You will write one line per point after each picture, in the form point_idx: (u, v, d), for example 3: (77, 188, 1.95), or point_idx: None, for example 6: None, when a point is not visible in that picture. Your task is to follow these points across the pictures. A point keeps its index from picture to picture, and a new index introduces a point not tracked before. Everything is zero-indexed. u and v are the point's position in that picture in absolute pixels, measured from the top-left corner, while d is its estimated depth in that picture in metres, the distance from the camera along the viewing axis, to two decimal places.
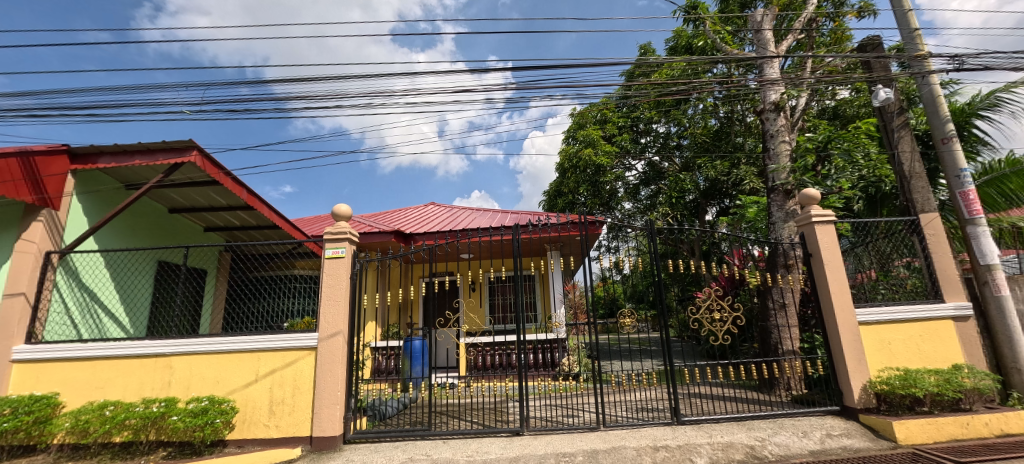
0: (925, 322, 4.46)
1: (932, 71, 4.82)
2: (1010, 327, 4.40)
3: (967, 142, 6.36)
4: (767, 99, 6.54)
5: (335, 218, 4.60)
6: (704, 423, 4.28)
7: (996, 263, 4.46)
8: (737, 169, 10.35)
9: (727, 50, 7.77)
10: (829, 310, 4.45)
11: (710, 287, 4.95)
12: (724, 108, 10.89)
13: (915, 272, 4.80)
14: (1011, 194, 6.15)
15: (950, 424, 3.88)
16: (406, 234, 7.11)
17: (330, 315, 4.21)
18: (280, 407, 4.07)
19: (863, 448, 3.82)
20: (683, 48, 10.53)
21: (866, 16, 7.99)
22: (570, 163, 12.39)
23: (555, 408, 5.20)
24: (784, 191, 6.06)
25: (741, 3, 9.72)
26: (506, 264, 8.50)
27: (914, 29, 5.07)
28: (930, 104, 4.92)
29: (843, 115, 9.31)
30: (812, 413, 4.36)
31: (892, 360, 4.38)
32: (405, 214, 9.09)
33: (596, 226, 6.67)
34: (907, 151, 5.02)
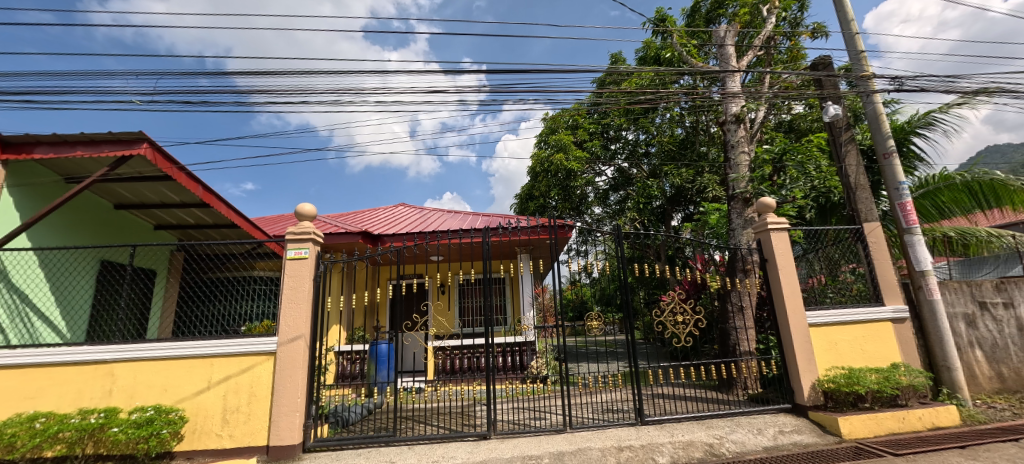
0: (868, 324, 4.78)
1: (875, 90, 5.20)
2: (942, 329, 4.77)
3: (906, 158, 6.89)
4: (728, 111, 6.86)
5: (299, 218, 4.43)
6: (666, 423, 4.39)
7: (929, 269, 4.84)
8: (701, 176, 10.78)
9: (692, 63, 8.09)
10: (782, 313, 4.68)
11: (674, 291, 5.11)
12: (690, 118, 11.32)
13: (860, 277, 5.09)
14: (944, 206, 6.77)
15: (889, 419, 4.16)
16: (373, 234, 6.95)
17: (291, 318, 4.05)
18: (235, 415, 3.88)
19: (812, 443, 4.05)
20: (652, 59, 10.88)
21: (818, 37, 8.52)
22: (542, 167, 12.50)
23: (522, 411, 5.21)
24: (744, 199, 6.34)
25: (707, 18, 10.15)
26: (476, 267, 8.48)
27: (860, 51, 5.44)
28: (874, 121, 5.28)
29: (797, 128, 9.88)
30: (766, 411, 4.57)
31: (839, 360, 4.66)
32: (373, 214, 8.90)
33: (566, 230, 6.77)
34: (853, 165, 5.38)
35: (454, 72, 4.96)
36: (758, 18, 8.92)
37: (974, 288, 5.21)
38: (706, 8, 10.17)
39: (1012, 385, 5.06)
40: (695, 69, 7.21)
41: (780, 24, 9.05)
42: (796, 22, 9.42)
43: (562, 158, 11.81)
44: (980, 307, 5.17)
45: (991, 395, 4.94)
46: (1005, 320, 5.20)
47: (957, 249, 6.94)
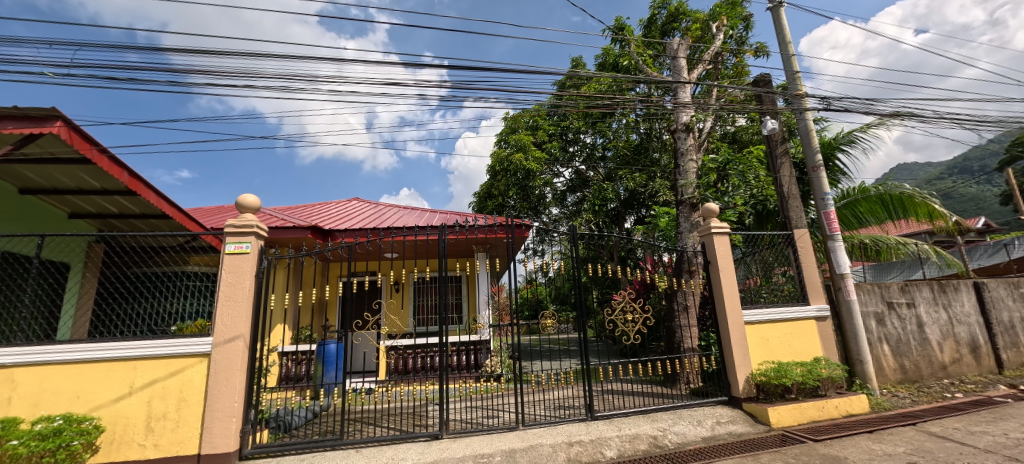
0: (795, 322, 5.21)
1: (807, 109, 5.68)
2: (856, 327, 5.27)
3: (831, 171, 7.57)
4: (679, 120, 7.20)
5: (239, 209, 4.15)
6: (614, 418, 4.54)
7: (847, 272, 5.35)
8: (653, 181, 11.25)
9: (647, 72, 8.43)
10: (722, 311, 4.99)
11: (626, 290, 5.31)
12: (645, 125, 11.78)
13: (790, 279, 5.52)
14: (862, 216, 7.47)
15: (811, 408, 4.56)
16: (323, 229, 6.66)
17: (229, 317, 3.79)
18: (161, 423, 3.58)
19: (744, 432, 4.36)
20: (611, 66, 11.23)
21: (760, 56, 9.16)
22: (501, 166, 12.51)
23: (475, 410, 5.19)
24: (691, 204, 6.69)
25: (662, 31, 10.61)
26: (432, 264, 8.36)
27: (795, 71, 5.90)
28: (805, 137, 5.74)
29: (740, 140, 10.57)
30: (706, 404, 4.84)
31: (770, 355, 5.04)
32: (324, 208, 8.53)
33: (523, 229, 6.83)
34: (786, 176, 5.83)
35: (415, 66, 4.83)
36: (708, 34, 9.45)
37: (883, 289, 5.81)
38: (662, 20, 10.61)
39: (912, 376, 5.69)
40: (650, 78, 7.50)
41: (727, 41, 9.64)
42: (742, 41, 10.07)
43: (521, 157, 11.88)
44: (888, 307, 5.78)
45: (894, 384, 5.55)
46: (908, 318, 5.84)
47: (871, 256, 7.71)
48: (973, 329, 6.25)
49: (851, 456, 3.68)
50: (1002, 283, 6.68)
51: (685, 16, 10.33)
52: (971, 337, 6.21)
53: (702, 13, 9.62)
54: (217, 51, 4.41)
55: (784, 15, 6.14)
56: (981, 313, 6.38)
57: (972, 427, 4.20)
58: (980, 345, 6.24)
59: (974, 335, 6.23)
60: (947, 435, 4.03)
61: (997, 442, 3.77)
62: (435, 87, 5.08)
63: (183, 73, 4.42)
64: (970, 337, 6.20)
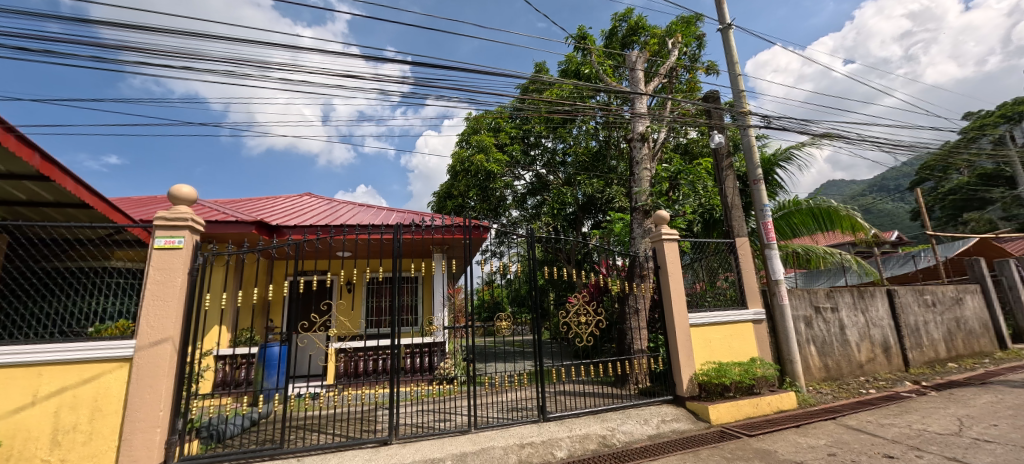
0: (734, 324, 5.54)
1: (750, 125, 6.09)
2: (788, 329, 5.68)
3: (770, 184, 8.14)
4: (635, 129, 7.45)
5: (171, 200, 3.82)
6: (566, 419, 4.61)
7: (781, 278, 5.77)
8: (610, 188, 11.57)
9: (607, 81, 8.67)
10: (669, 315, 5.21)
11: (581, 294, 5.43)
12: (604, 133, 12.11)
13: (731, 284, 5.86)
14: (795, 227, 8.02)
15: (747, 405, 4.87)
16: (270, 225, 6.30)
17: (156, 318, 3.48)
18: (71, 435, 3.23)
19: (687, 429, 4.59)
20: (573, 73, 11.47)
21: (711, 74, 9.71)
22: (461, 167, 12.38)
23: (427, 413, 5.07)
24: (644, 211, 6.94)
25: (622, 43, 10.99)
26: (386, 264, 8.14)
27: (741, 90, 6.30)
28: (747, 152, 6.14)
29: (691, 151, 11.13)
30: (652, 403, 5.02)
31: (712, 355, 5.31)
32: (271, 203, 8.07)
33: (481, 231, 6.78)
34: (730, 187, 6.21)
35: (375, 60, 4.66)
36: (665, 49, 9.87)
37: (812, 295, 6.31)
38: (622, 33, 10.96)
39: (834, 374, 6.22)
40: (609, 87, 7.72)
41: (681, 58, 10.13)
42: (694, 58, 10.62)
43: (482, 159, 11.82)
44: (815, 310, 6.28)
45: (819, 381, 6.04)
46: (832, 321, 6.39)
47: (803, 263, 8.34)
48: (885, 332, 6.92)
49: (780, 449, 3.96)
50: (910, 290, 7.47)
51: (644, 31, 10.75)
52: (884, 338, 6.88)
53: (659, 29, 10.06)
54: (154, 27, 4.02)
55: (732, 36, 6.54)
56: (893, 317, 7.08)
57: (882, 420, 4.64)
58: (892, 346, 6.93)
59: (886, 336, 6.91)
60: (861, 427, 4.44)
61: (903, 433, 4.19)
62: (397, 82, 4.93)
63: (111, 49, 3.98)
64: (883, 338, 6.87)
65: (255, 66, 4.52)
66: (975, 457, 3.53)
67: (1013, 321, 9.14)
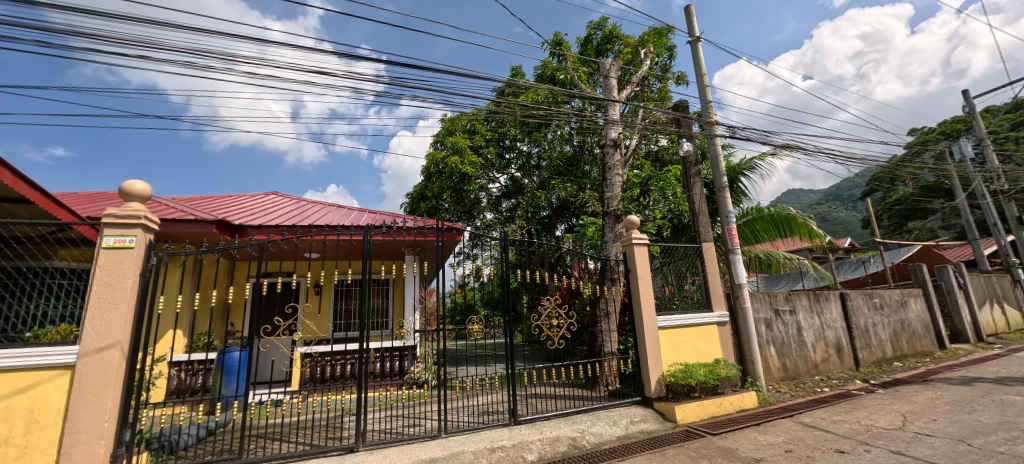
0: (700, 327, 5.72)
1: (717, 135, 6.34)
2: (750, 332, 5.91)
3: (735, 192, 8.46)
4: (608, 135, 7.60)
5: (123, 197, 3.60)
6: (536, 422, 4.62)
7: (744, 282, 6.00)
8: (583, 192, 11.73)
9: (581, 87, 8.81)
10: (639, 317, 5.32)
11: (553, 297, 5.48)
12: (578, 138, 12.28)
13: (698, 288, 6.04)
14: (757, 233, 8.39)
15: (711, 405, 5.03)
16: (232, 224, 6.03)
17: (103, 322, 3.26)
18: (3, 449, 2.98)
19: (654, 430, 4.69)
20: (548, 79, 11.59)
21: (681, 84, 10.02)
22: (436, 168, 12.27)
23: (396, 419, 4.95)
24: (615, 216, 7.08)
25: (597, 51, 11.19)
26: (355, 266, 7.96)
27: (709, 100, 6.53)
28: (714, 161, 6.37)
29: (662, 159, 11.45)
30: (622, 405, 5.11)
31: (679, 357, 5.45)
32: (234, 201, 7.74)
33: (454, 233, 6.73)
34: (698, 194, 6.41)
35: (349, 57, 4.52)
36: (637, 58, 10.12)
37: (773, 299, 6.59)
38: (597, 41, 11.17)
39: (792, 373, 6.51)
40: (584, 93, 7.85)
41: (653, 67, 10.41)
42: (665, 68, 10.94)
43: (457, 160, 11.73)
44: (775, 313, 6.56)
45: (778, 381, 6.30)
46: (790, 323, 6.69)
47: (765, 268, 8.69)
48: (839, 333, 7.31)
49: (741, 447, 4.10)
50: (860, 294, 7.92)
51: (618, 40, 11.00)
52: (837, 340, 7.26)
53: (633, 39, 10.32)
54: (107, 12, 3.76)
55: (701, 49, 6.78)
56: (845, 319, 7.49)
57: (835, 417, 4.89)
58: (844, 346, 7.32)
59: (839, 338, 7.29)
60: (816, 424, 4.66)
61: (853, 429, 4.43)
62: (370, 81, 4.78)
63: (57, 34, 3.70)
64: (836, 339, 7.25)
65: (218, 58, 4.25)
66: (917, 450, 3.76)
67: (951, 323, 9.84)
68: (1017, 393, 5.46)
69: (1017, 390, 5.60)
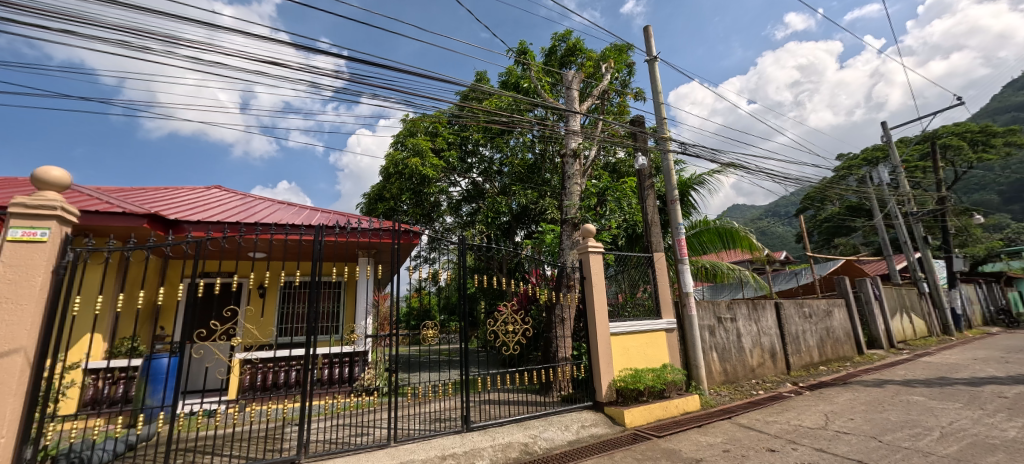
0: (649, 333, 5.94)
1: (670, 150, 6.67)
2: (695, 338, 6.22)
3: (686, 205, 8.91)
4: (568, 145, 7.75)
5: (35, 184, 3.22)
6: (489, 428, 4.59)
7: (691, 291, 6.32)
8: (543, 199, 11.90)
9: (545, 97, 8.97)
10: (592, 324, 5.44)
11: (510, 303, 5.49)
12: (540, 146, 12.44)
13: (649, 295, 6.28)
14: (704, 244, 8.85)
15: (658, 408, 5.24)
16: (166, 219, 5.56)
17: (4, 324, 2.90)
18: None
19: (604, 433, 4.80)
20: (513, 86, 11.70)
21: (639, 100, 10.46)
22: (395, 169, 11.99)
23: (342, 427, 4.74)
24: (573, 224, 7.21)
25: (561, 62, 11.45)
26: (304, 267, 7.60)
27: (664, 116, 6.86)
28: (667, 175, 6.67)
29: (619, 170, 11.86)
30: (574, 409, 5.19)
31: (629, 362, 5.62)
32: (170, 194, 7.16)
33: (411, 237, 6.60)
34: (651, 205, 6.69)
35: (306, 50, 4.35)
36: (599, 72, 10.46)
37: (716, 307, 6.98)
38: (561, 52, 11.42)
39: (731, 377, 6.90)
40: (546, 103, 7.99)
41: (613, 82, 10.80)
42: (625, 83, 11.37)
43: (417, 162, 11.52)
44: (718, 320, 6.94)
45: (718, 384, 6.66)
46: (731, 330, 7.10)
47: (710, 278, 9.18)
48: (773, 340, 7.85)
49: (683, 448, 4.29)
50: (793, 304, 8.56)
51: (581, 53, 11.32)
52: (772, 346, 7.79)
53: (595, 53, 10.66)
54: None
55: (657, 68, 7.12)
56: (779, 327, 8.06)
57: (768, 417, 5.24)
58: (778, 352, 7.87)
59: (774, 344, 7.84)
60: (751, 425, 4.96)
61: (783, 429, 4.76)
62: (329, 76, 4.66)
63: None
64: (771, 345, 7.77)
65: (159, 40, 3.97)
66: (837, 448, 4.10)
67: (868, 331, 10.86)
68: (920, 393, 6.12)
69: (919, 391, 6.27)
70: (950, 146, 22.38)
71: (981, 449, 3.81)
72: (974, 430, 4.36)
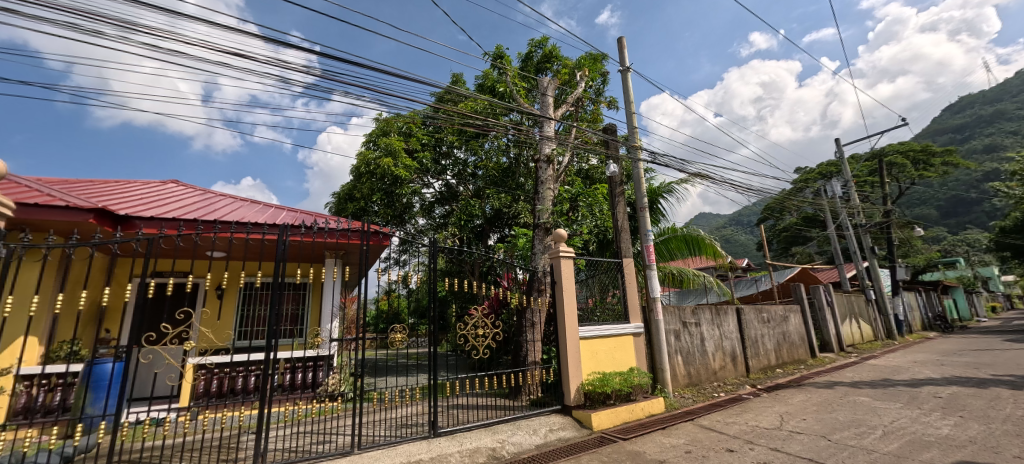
0: (617, 337, 6.03)
1: (640, 158, 6.85)
2: (660, 342, 6.38)
3: (655, 212, 9.15)
4: (542, 151, 7.82)
5: None
6: (456, 433, 4.54)
7: (658, 296, 6.49)
8: (517, 203, 11.94)
9: (520, 102, 9.02)
10: (562, 328, 5.48)
11: (480, 307, 5.46)
12: (514, 150, 12.49)
13: (618, 300, 6.40)
14: (671, 251, 9.10)
15: (624, 411, 5.33)
16: (115, 215, 5.22)
17: None
18: None
19: (571, 437, 4.84)
20: (489, 89, 11.72)
21: (612, 109, 10.70)
22: (366, 169, 11.75)
23: (304, 435, 4.57)
24: (545, 228, 7.27)
25: (536, 68, 11.56)
26: (266, 268, 7.29)
27: (635, 125, 7.04)
28: (637, 182, 6.84)
29: (592, 177, 12.08)
30: (542, 413, 5.21)
31: (597, 366, 5.69)
32: (120, 188, 6.72)
33: (381, 238, 6.46)
34: (621, 211, 6.83)
35: (276, 43, 4.20)
36: (573, 80, 10.64)
37: (681, 312, 7.19)
38: (537, 59, 11.54)
39: (695, 380, 7.11)
40: (521, 108, 8.04)
41: (588, 90, 11.01)
42: (599, 92, 11.60)
43: (389, 163, 11.33)
44: (683, 325, 7.15)
45: (683, 387, 6.85)
46: (695, 334, 7.33)
47: (677, 283, 9.44)
48: (734, 344, 8.16)
49: (648, 450, 4.38)
50: (753, 310, 8.94)
51: (557, 60, 11.48)
52: (733, 349, 8.09)
53: (570, 61, 10.84)
54: None
55: (630, 78, 7.30)
56: (740, 331, 8.38)
57: (728, 419, 5.43)
58: (738, 355, 8.18)
59: (735, 347, 8.14)
60: (712, 426, 5.14)
61: (742, 430, 4.94)
62: (299, 71, 4.58)
63: None
64: (732, 349, 8.07)
65: (113, 25, 3.73)
66: (790, 446, 4.29)
67: (821, 335, 11.47)
68: (865, 394, 6.50)
69: (866, 392, 6.66)
70: (896, 164, 24.05)
71: (918, 446, 4.08)
72: (912, 428, 4.66)
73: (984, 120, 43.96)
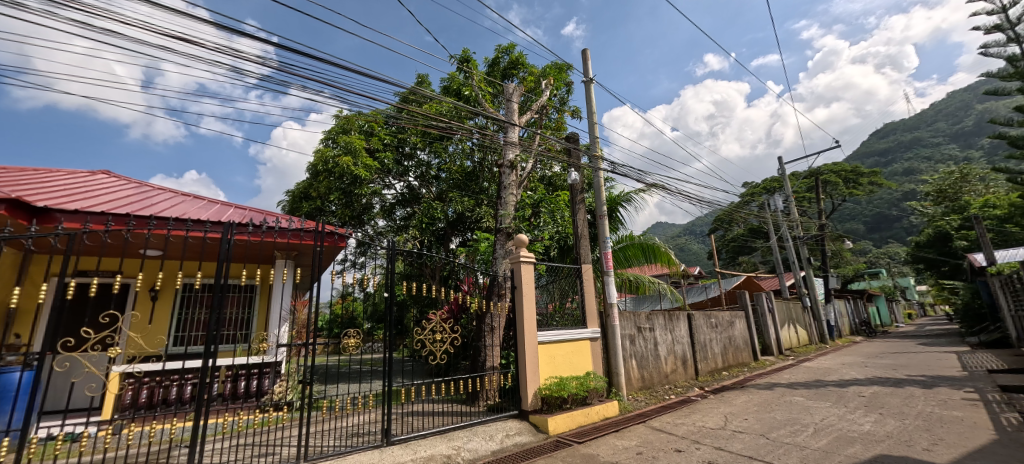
0: (574, 342, 6.13)
1: (601, 167, 7.04)
2: (616, 347, 6.55)
3: (613, 220, 9.42)
4: (506, 156, 7.83)
5: None
6: (411, 441, 4.42)
7: (615, 302, 6.66)
8: (479, 207, 11.89)
9: (486, 106, 9.00)
10: (521, 334, 5.49)
11: (439, 312, 5.35)
12: (479, 154, 12.44)
13: (577, 305, 6.49)
14: (628, 258, 9.37)
15: (580, 415, 5.42)
16: (33, 207, 4.70)
17: None
18: None
19: (527, 442, 4.85)
20: (454, 92, 11.65)
21: (575, 118, 10.92)
22: (324, 167, 11.31)
23: (245, 448, 4.28)
24: (506, 233, 7.27)
25: (502, 74, 11.61)
26: (208, 268, 6.82)
27: (597, 135, 7.22)
28: (598, 190, 7.01)
29: (555, 184, 12.27)
30: (499, 418, 5.18)
31: (554, 370, 5.75)
32: (39, 177, 6.07)
33: (336, 239, 6.20)
34: (582, 218, 6.96)
35: (228, 31, 3.98)
36: (539, 87, 10.78)
37: (636, 318, 7.41)
38: (503, 65, 11.63)
39: (648, 384, 7.34)
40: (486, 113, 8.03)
41: (552, 99, 11.19)
42: (562, 101, 11.82)
43: (349, 162, 10.97)
44: (638, 330, 7.37)
45: (636, 390, 7.05)
46: (649, 339, 7.57)
47: (633, 289, 9.73)
48: (685, 348, 8.51)
49: (601, 453, 4.47)
50: (703, 316, 9.37)
51: (523, 67, 11.60)
52: (684, 353, 8.43)
53: (536, 69, 11.00)
54: None
55: (593, 90, 7.49)
56: (690, 336, 8.75)
57: (677, 420, 5.64)
58: (688, 359, 8.53)
59: (685, 352, 8.49)
60: (662, 428, 5.32)
61: (690, 430, 5.15)
62: (254, 62, 4.37)
63: None
64: (683, 353, 8.41)
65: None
66: (733, 445, 4.52)
67: (763, 339, 12.22)
68: (800, 394, 6.98)
69: (801, 392, 7.13)
70: (830, 182, 26.12)
71: (843, 442, 4.43)
72: (839, 425, 5.05)
73: (904, 145, 48.79)
